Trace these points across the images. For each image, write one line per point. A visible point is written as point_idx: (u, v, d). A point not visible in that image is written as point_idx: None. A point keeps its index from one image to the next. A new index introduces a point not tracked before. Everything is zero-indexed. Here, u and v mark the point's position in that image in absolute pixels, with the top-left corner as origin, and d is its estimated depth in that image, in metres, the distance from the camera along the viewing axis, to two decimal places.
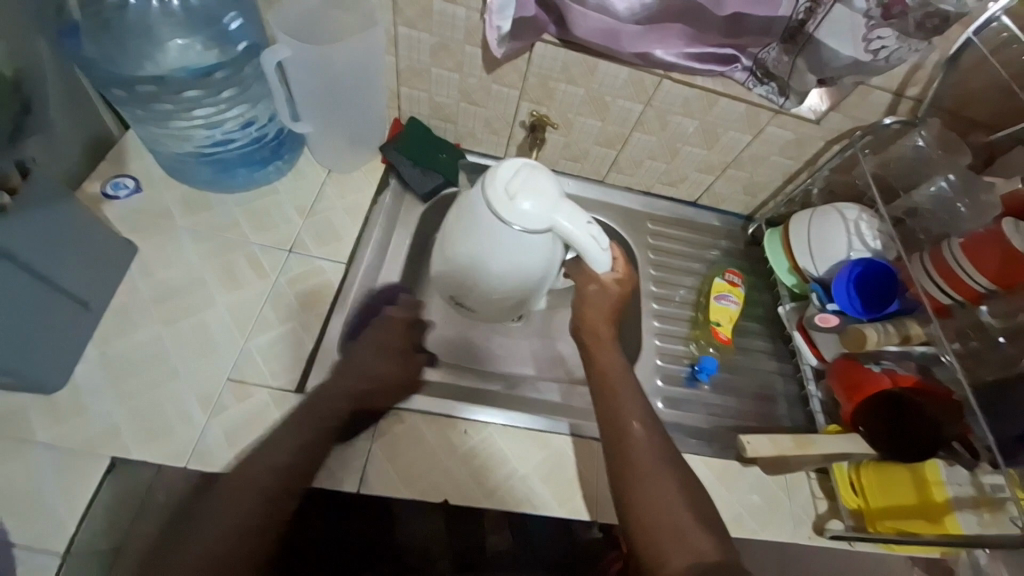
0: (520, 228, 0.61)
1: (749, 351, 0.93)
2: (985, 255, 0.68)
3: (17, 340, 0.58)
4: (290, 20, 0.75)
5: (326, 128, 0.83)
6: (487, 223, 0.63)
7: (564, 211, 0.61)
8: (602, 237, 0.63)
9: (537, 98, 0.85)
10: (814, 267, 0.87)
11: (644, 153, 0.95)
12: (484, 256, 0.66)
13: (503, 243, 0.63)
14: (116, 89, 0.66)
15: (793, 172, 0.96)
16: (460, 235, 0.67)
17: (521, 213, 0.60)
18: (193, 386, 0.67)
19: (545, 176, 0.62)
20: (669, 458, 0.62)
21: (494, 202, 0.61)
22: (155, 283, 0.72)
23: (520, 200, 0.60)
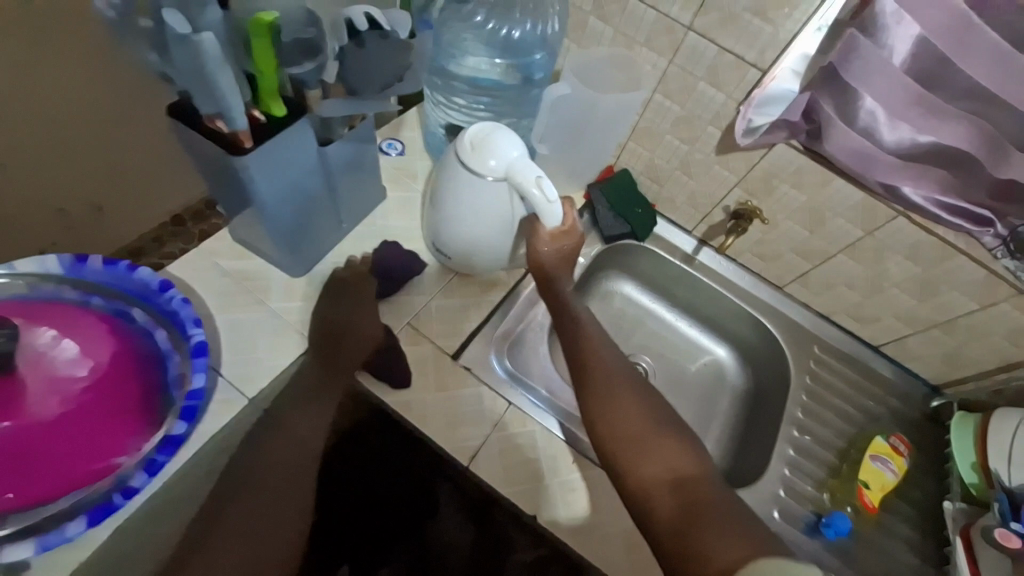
0: (491, 178, 0.69)
1: (890, 531, 0.82)
2: None
3: (284, 230, 0.73)
4: (581, 62, 0.85)
5: (555, 157, 0.92)
6: (460, 172, 0.71)
7: (518, 166, 0.67)
8: (552, 191, 0.67)
9: (753, 190, 0.88)
10: (1008, 473, 0.75)
11: (842, 278, 0.91)
12: (467, 206, 0.73)
13: (472, 192, 0.71)
14: (433, 79, 0.87)
15: (1013, 361, 0.84)
16: (440, 184, 0.76)
17: (483, 163, 0.68)
18: (383, 320, 0.81)
19: (500, 136, 0.69)
20: (628, 389, 0.69)
21: (471, 156, 0.69)
22: (385, 227, 0.88)
23: (492, 156, 0.68)
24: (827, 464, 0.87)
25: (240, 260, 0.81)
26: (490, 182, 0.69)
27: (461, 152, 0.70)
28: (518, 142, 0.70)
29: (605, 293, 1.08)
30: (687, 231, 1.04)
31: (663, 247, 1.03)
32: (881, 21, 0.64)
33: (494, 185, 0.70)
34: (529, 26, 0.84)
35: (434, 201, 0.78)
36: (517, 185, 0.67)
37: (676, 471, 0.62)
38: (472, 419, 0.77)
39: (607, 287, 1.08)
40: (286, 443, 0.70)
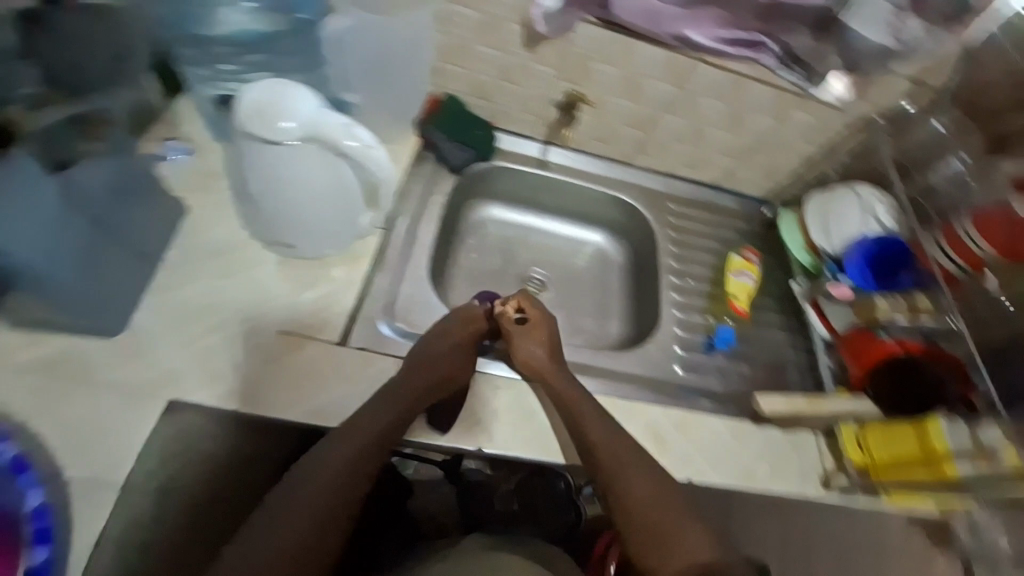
0: (294, 142, 0.61)
1: (764, 324, 0.98)
2: (995, 228, 0.74)
3: (74, 285, 0.60)
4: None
5: (372, 101, 0.85)
6: (257, 148, 0.62)
7: (318, 120, 0.61)
8: (366, 135, 0.64)
9: (573, 77, 0.90)
10: (829, 243, 0.91)
11: (672, 135, 0.99)
12: (286, 181, 0.66)
13: (282, 164, 0.64)
14: (191, 48, 0.74)
15: (814, 157, 1.00)
16: (244, 166, 0.67)
17: (275, 129, 0.60)
18: (252, 340, 0.71)
19: (283, 93, 0.61)
20: (634, 456, 0.67)
21: (258, 126, 0.60)
22: (211, 240, 0.75)
23: (283, 118, 0.60)
24: (705, 294, 1.00)
25: (37, 345, 0.65)
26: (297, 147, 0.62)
27: (244, 127, 0.60)
28: (307, 94, 0.63)
29: (478, 224, 1.08)
30: (533, 137, 1.04)
31: (514, 160, 1.03)
32: None
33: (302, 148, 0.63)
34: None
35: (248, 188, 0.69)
36: (326, 140, 0.62)
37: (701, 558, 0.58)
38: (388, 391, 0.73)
39: (477, 219, 1.08)
40: (350, 439, 0.63)
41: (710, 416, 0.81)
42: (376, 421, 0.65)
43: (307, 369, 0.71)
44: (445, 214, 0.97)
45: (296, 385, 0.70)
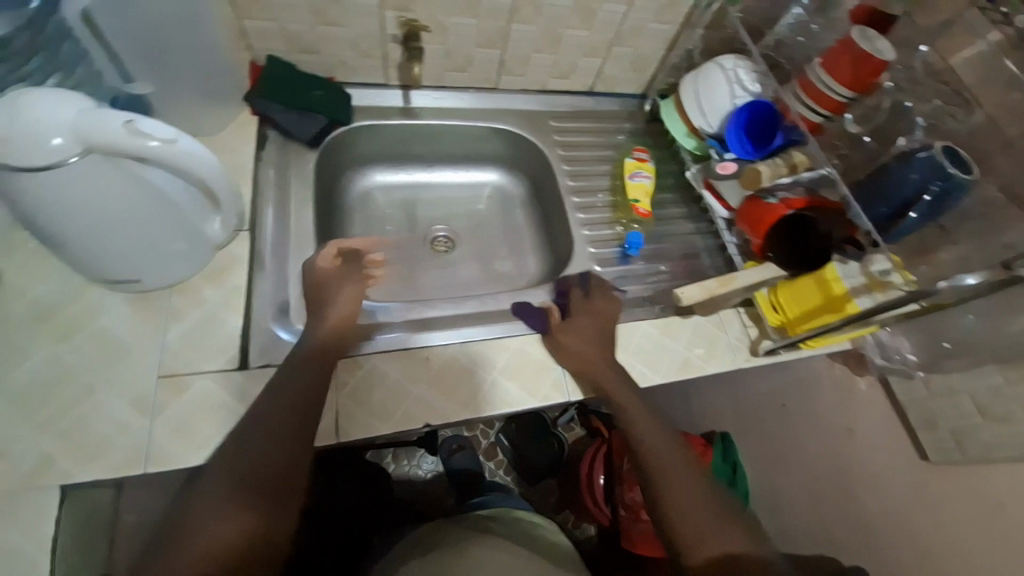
0: (74, 160, 0.48)
1: (670, 218, 0.99)
2: (840, 65, 0.75)
3: None
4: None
5: (171, 88, 0.71)
6: (27, 182, 0.48)
7: (93, 125, 0.47)
8: (164, 128, 0.51)
9: (401, 4, 0.79)
10: (708, 123, 0.92)
11: (528, 46, 0.92)
12: (88, 210, 0.53)
13: (72, 190, 0.50)
14: None
15: (672, 37, 0.98)
16: (22, 207, 0.52)
17: (41, 151, 0.46)
18: (121, 397, 0.60)
19: (29, 102, 0.47)
20: (682, 476, 0.68)
21: (14, 153, 0.46)
22: (31, 302, 0.62)
23: (44, 135, 0.46)
24: (608, 205, 0.99)
25: None
26: (82, 165, 0.49)
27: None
28: (67, 95, 0.48)
29: (362, 196, 0.99)
30: (387, 85, 0.93)
31: (374, 115, 0.93)
32: None
33: (90, 165, 0.49)
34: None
35: (45, 232, 0.55)
36: (112, 149, 0.48)
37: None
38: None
39: (360, 190, 0.99)
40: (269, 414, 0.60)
41: (639, 321, 0.83)
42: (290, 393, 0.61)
43: (201, 405, 0.61)
44: (318, 195, 0.87)
45: (195, 429, 0.60)
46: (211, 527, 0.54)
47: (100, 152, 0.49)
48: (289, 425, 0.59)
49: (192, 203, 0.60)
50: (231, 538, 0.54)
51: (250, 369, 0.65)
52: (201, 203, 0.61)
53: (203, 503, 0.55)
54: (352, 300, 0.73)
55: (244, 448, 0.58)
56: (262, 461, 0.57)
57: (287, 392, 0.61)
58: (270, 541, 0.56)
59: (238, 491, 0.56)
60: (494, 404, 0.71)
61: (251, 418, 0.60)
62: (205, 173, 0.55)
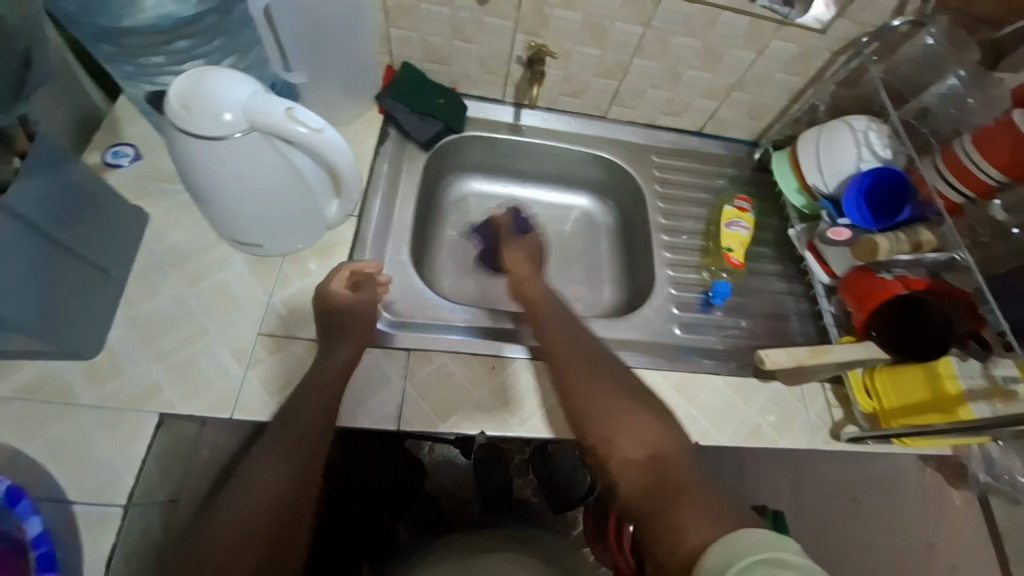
0: (240, 135, 0.55)
1: (762, 274, 0.94)
2: (995, 145, 0.69)
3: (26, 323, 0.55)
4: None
5: (317, 79, 0.78)
6: (196, 148, 0.56)
7: (261, 110, 0.54)
8: (315, 119, 0.57)
9: (533, 28, 0.83)
10: (823, 182, 0.86)
11: (645, 81, 0.93)
12: (236, 179, 0.60)
13: (231, 160, 0.57)
14: (106, 44, 0.62)
15: (799, 89, 0.94)
16: (187, 167, 0.59)
17: (214, 125, 0.54)
18: (225, 344, 0.67)
19: (213, 82, 0.54)
20: (626, 427, 0.60)
21: (193, 123, 0.53)
22: (171, 246, 0.71)
23: (219, 111, 0.54)
24: (697, 249, 0.96)
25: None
26: (242, 141, 0.56)
27: (179, 125, 0.54)
28: (243, 79, 0.55)
29: (456, 200, 1.04)
30: (501, 101, 0.98)
31: (485, 127, 0.97)
32: None
33: (250, 142, 0.56)
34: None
35: (196, 191, 0.63)
36: (272, 131, 0.55)
37: (697, 526, 0.49)
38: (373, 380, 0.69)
39: (457, 194, 1.04)
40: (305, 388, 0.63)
41: (711, 375, 0.78)
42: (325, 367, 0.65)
43: (290, 366, 0.67)
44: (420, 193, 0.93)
45: (279, 387, 0.66)
46: (260, 479, 0.56)
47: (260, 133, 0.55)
48: (326, 397, 0.63)
49: (321, 186, 0.66)
50: (273, 496, 0.55)
51: None
52: (326, 186, 0.67)
53: (253, 464, 0.57)
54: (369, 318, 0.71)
55: (290, 414, 0.61)
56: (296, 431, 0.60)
57: (328, 366, 0.65)
58: (301, 511, 0.56)
59: (286, 452, 0.58)
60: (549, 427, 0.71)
61: (297, 393, 0.63)
62: (339, 163, 0.60)
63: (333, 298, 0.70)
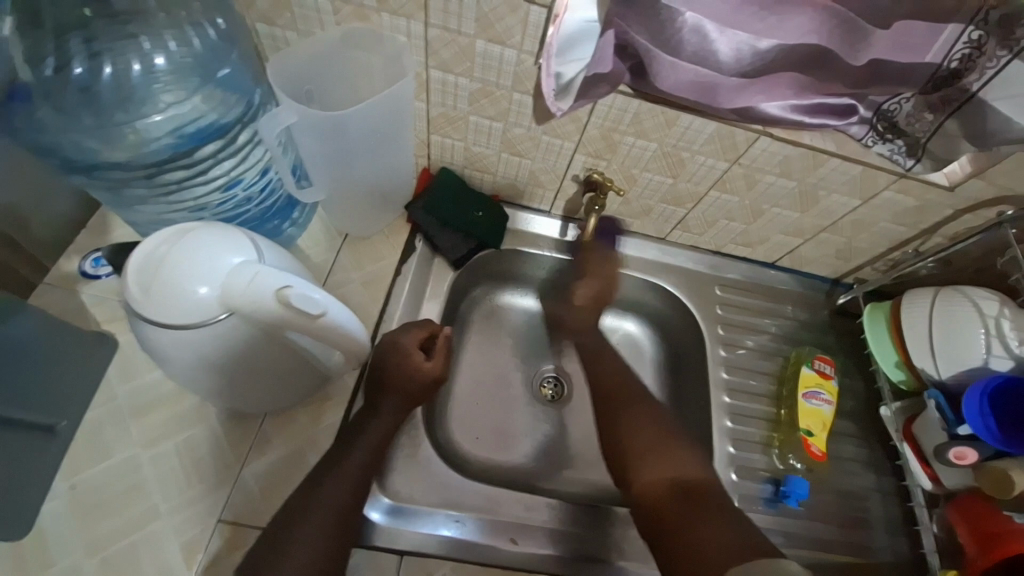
0: (223, 319, 0.42)
1: (843, 461, 0.77)
2: None
3: None
4: (285, 72, 0.58)
5: (338, 193, 0.67)
6: (159, 334, 0.43)
7: (245, 291, 0.41)
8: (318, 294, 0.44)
9: (596, 151, 0.70)
10: (935, 367, 0.70)
11: (720, 212, 0.79)
12: (209, 360, 0.47)
13: (207, 346, 0.44)
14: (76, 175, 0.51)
15: (903, 239, 0.78)
16: (146, 346, 0.46)
17: (185, 308, 0.41)
18: (176, 532, 0.54)
19: (187, 252, 0.42)
20: (663, 438, 0.67)
21: (157, 306, 0.41)
22: (134, 391, 0.59)
23: (195, 289, 0.41)
24: (764, 417, 0.79)
25: None
26: (220, 325, 0.43)
27: (141, 308, 0.41)
28: (229, 243, 0.44)
29: (484, 314, 0.89)
30: (547, 212, 0.85)
31: (526, 241, 0.84)
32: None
33: (233, 324, 0.43)
34: (188, 40, 0.53)
35: (160, 363, 0.49)
36: (261, 318, 0.42)
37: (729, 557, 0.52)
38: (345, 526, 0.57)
39: (485, 307, 0.89)
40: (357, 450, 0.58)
41: None
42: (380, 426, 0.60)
43: None
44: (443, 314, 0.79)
45: None
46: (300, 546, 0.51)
47: (242, 316, 0.43)
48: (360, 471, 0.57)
49: (319, 353, 0.53)
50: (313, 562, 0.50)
51: None
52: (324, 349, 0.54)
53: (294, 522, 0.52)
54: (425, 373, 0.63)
55: (334, 463, 0.57)
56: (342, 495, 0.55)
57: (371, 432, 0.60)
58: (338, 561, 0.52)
59: (335, 514, 0.53)
60: None
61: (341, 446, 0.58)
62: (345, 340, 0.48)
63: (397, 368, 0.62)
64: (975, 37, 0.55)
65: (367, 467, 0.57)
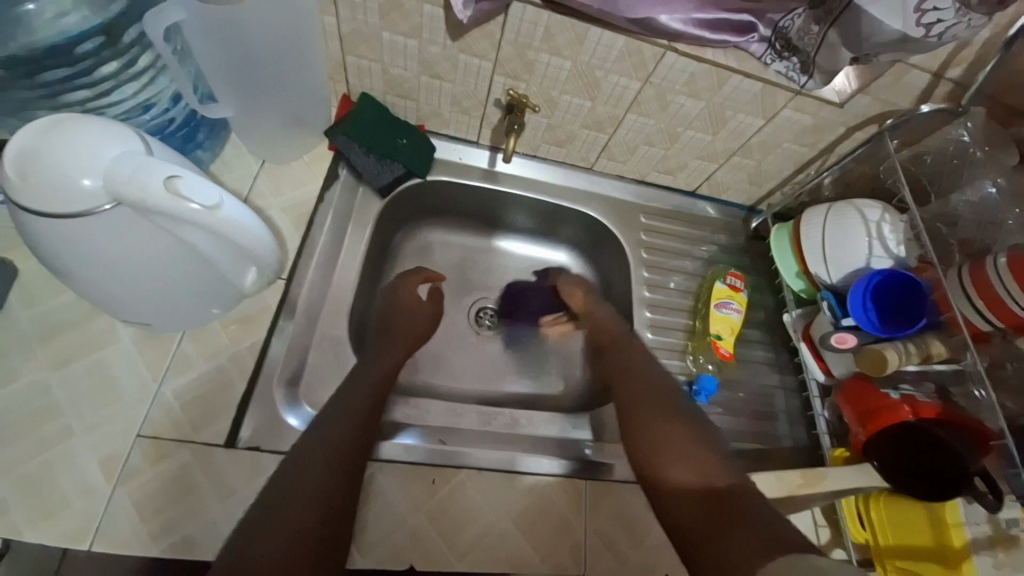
0: (111, 208, 0.42)
1: (750, 365, 0.85)
2: None
3: None
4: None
5: (249, 108, 0.66)
6: (44, 228, 0.43)
7: (129, 180, 0.41)
8: (205, 188, 0.43)
9: (514, 72, 0.71)
10: (826, 272, 0.77)
11: (639, 138, 0.81)
12: (106, 263, 0.47)
13: (98, 240, 0.44)
14: None
15: (805, 161, 0.84)
16: (38, 248, 0.45)
17: (69, 197, 0.41)
18: (92, 450, 0.54)
19: (66, 142, 0.41)
20: (672, 411, 0.60)
21: (39, 194, 0.41)
22: (42, 314, 0.57)
23: (80, 180, 0.41)
24: (682, 328, 0.86)
25: None
26: (112, 216, 0.43)
27: (19, 198, 0.41)
28: (110, 137, 0.43)
29: (420, 248, 0.90)
30: (475, 142, 0.85)
31: (454, 172, 0.84)
32: None
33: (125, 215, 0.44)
34: None
35: (60, 275, 0.49)
36: (145, 207, 0.42)
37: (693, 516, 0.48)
38: (244, 468, 0.56)
39: (420, 241, 0.90)
40: (365, 375, 0.63)
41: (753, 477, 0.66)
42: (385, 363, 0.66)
43: (181, 481, 0.54)
44: (364, 274, 0.78)
45: (155, 513, 0.52)
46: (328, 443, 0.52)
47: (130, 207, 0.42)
48: (373, 382, 0.62)
49: (229, 267, 0.52)
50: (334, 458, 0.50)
51: (236, 452, 0.57)
52: (239, 267, 0.53)
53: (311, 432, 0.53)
54: (411, 296, 0.78)
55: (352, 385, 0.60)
56: (364, 407, 0.58)
57: (365, 381, 0.61)
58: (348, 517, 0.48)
59: (357, 416, 0.56)
60: (496, 556, 0.60)
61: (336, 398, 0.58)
62: (244, 247, 0.48)
63: (394, 305, 0.76)
64: None
65: (378, 390, 0.61)
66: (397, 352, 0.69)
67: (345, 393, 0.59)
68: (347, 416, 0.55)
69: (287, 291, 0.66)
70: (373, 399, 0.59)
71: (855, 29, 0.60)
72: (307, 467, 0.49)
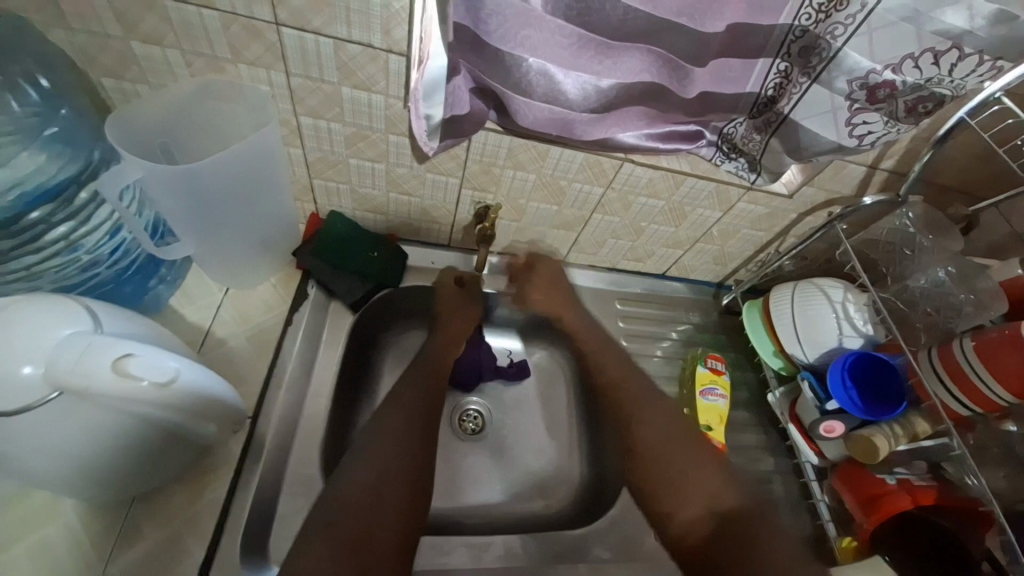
0: (56, 397, 0.40)
1: (740, 450, 0.84)
2: (1008, 365, 0.58)
3: None
4: (128, 128, 0.55)
5: (208, 245, 0.64)
6: None
7: (73, 368, 0.39)
8: (160, 362, 0.42)
9: (481, 185, 0.72)
10: (802, 352, 0.78)
11: (607, 232, 0.84)
12: (44, 451, 0.43)
13: (36, 431, 0.41)
14: None
15: (764, 242, 0.87)
16: None
17: (8, 391, 0.39)
18: None
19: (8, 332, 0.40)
20: (668, 437, 0.65)
21: None
22: None
23: (20, 370, 0.39)
24: None
25: None
26: (57, 405, 0.40)
27: None
28: (58, 318, 0.42)
29: None
30: (444, 245, 0.84)
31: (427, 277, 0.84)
32: (503, 12, 0.51)
33: (69, 401, 0.41)
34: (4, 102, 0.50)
35: None
36: (94, 393, 0.40)
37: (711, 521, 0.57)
38: None
39: None
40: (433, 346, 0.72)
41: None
42: (452, 333, 0.75)
43: None
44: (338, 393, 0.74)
45: None
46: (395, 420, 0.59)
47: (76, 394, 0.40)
48: (435, 360, 0.70)
49: (183, 430, 0.48)
50: (402, 440, 0.57)
51: None
52: (195, 429, 0.50)
53: (380, 415, 0.60)
54: (450, 299, 0.77)
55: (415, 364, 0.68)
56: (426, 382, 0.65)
57: (426, 357, 0.70)
58: (420, 493, 0.55)
59: (422, 403, 0.62)
60: None
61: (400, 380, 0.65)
62: (199, 408, 0.46)
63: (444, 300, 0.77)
64: (783, 68, 0.60)
65: (440, 362, 0.70)
66: (460, 322, 0.76)
67: (410, 374, 0.66)
68: (417, 394, 0.63)
69: (254, 430, 0.62)
70: (432, 374, 0.67)
71: (795, 137, 0.65)
72: (381, 442, 0.56)
